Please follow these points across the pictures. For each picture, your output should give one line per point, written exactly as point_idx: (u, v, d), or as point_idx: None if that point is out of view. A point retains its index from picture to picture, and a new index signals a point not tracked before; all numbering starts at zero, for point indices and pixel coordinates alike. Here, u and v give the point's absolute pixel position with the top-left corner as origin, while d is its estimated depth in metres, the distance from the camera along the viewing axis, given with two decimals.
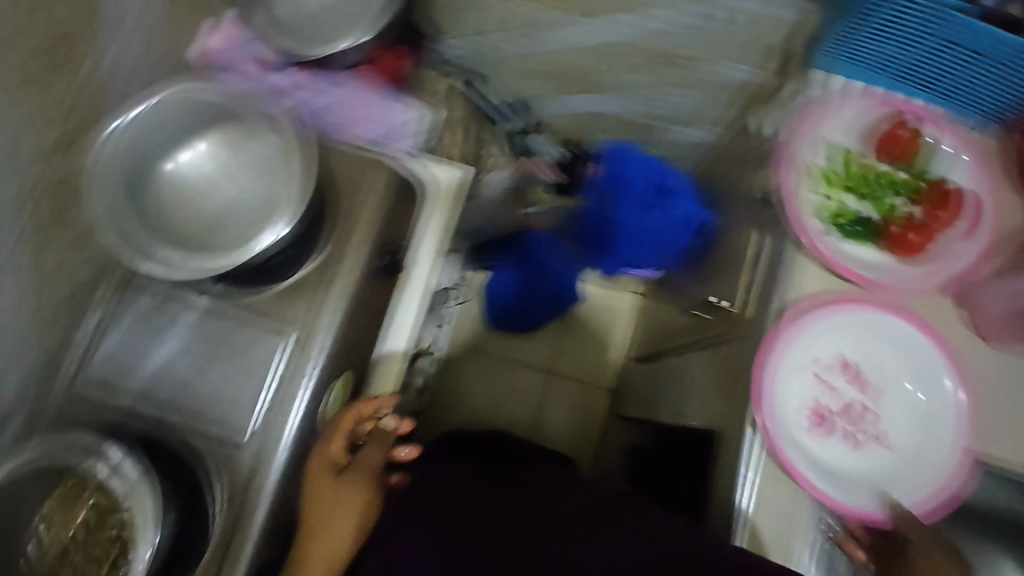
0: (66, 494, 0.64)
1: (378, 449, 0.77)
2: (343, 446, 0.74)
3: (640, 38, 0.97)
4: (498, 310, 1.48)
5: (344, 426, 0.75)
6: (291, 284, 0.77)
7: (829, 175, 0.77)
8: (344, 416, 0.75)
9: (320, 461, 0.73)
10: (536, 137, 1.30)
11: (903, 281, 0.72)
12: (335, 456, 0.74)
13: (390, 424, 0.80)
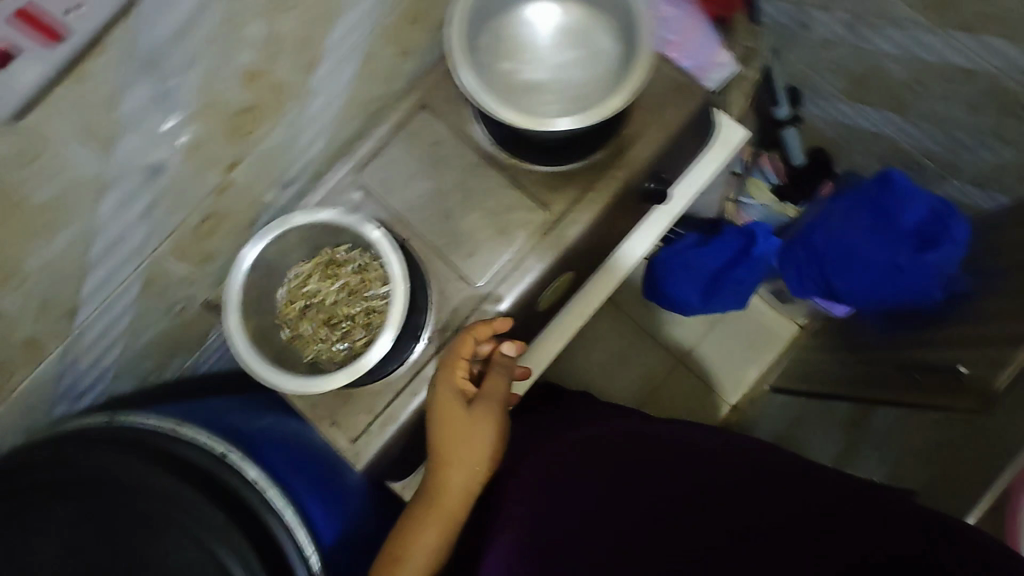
0: (333, 257, 0.69)
1: (498, 378, 0.72)
2: (460, 373, 0.70)
3: (998, 70, 0.87)
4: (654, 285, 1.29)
5: (461, 351, 0.70)
6: (567, 168, 0.75)
7: None
8: (462, 343, 0.70)
9: (447, 394, 0.69)
10: (793, 131, 1.25)
11: None
12: (454, 385, 0.69)
13: (507, 351, 0.74)
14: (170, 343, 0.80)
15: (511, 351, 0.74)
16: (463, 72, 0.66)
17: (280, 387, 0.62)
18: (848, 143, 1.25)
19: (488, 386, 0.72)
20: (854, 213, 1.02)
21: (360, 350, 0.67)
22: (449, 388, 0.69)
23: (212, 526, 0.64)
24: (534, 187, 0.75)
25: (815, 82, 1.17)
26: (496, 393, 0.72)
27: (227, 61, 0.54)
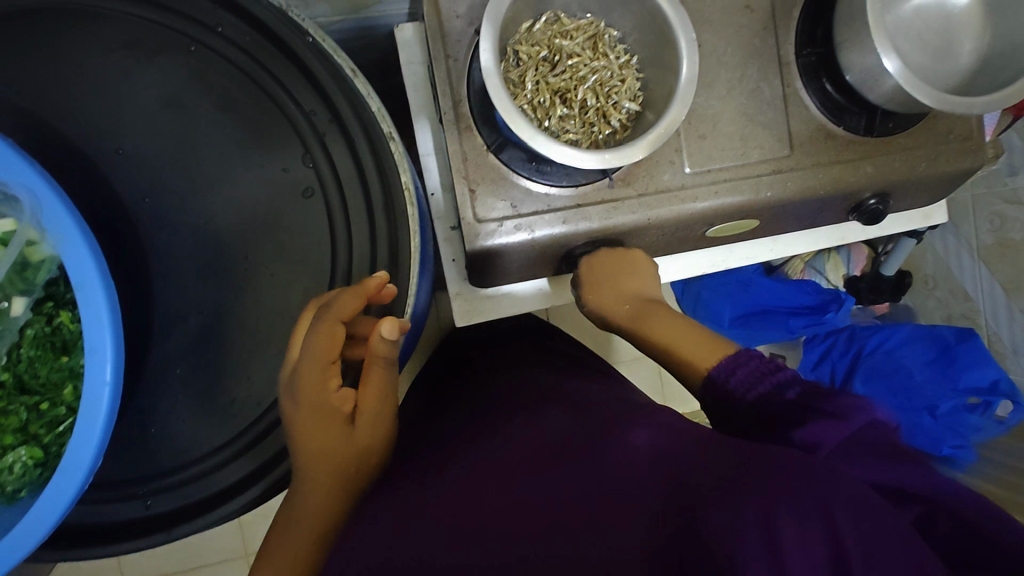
0: (604, 35, 0.59)
1: (382, 376, 0.48)
2: (331, 379, 0.46)
3: None
4: (719, 277, 1.20)
5: (329, 355, 0.44)
6: (832, 130, 0.69)
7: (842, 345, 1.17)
8: (320, 336, 0.43)
9: (313, 414, 0.45)
10: (908, 245, 1.19)
11: None
12: (324, 400, 0.46)
13: (388, 333, 0.46)
14: None
15: (390, 337, 0.46)
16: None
17: (496, 109, 0.52)
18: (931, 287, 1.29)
19: (368, 386, 0.48)
20: (916, 344, 1.09)
21: (568, 142, 0.58)
22: (310, 406, 0.45)
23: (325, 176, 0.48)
24: (796, 125, 0.68)
25: (963, 220, 1.19)
26: (377, 396, 0.49)
27: None
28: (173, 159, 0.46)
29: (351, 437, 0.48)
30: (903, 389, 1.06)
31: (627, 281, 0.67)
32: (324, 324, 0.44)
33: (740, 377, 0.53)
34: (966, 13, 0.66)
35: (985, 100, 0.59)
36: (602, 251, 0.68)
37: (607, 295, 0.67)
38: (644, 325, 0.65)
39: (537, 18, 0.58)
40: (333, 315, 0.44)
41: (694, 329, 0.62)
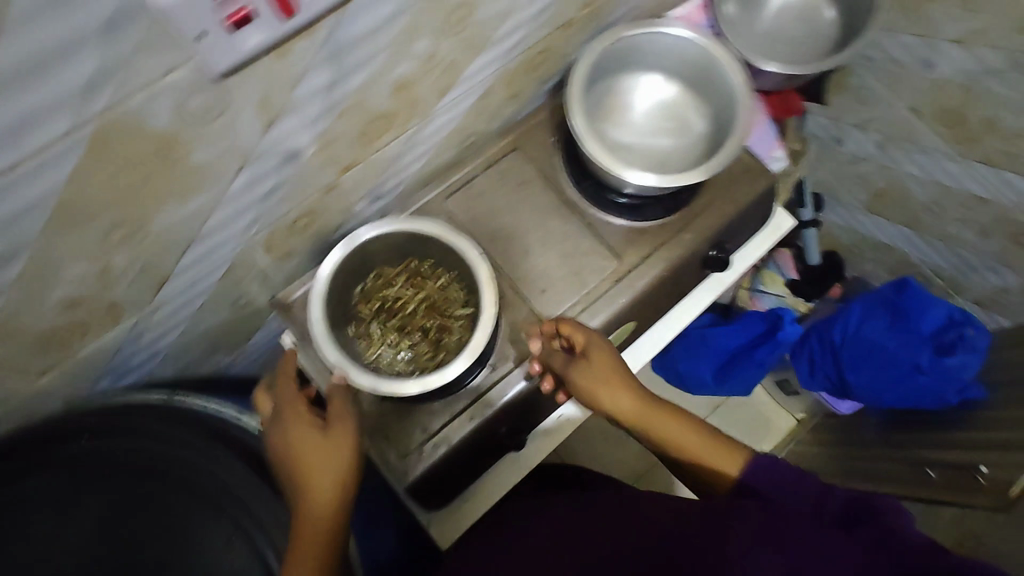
0: (419, 268, 0.72)
1: (342, 391, 0.62)
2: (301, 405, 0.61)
3: (1011, 205, 0.99)
4: (678, 342, 1.27)
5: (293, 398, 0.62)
6: (642, 227, 0.80)
7: (812, 345, 1.19)
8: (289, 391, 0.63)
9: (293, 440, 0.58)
10: (813, 232, 1.30)
11: (889, 398, 1.08)
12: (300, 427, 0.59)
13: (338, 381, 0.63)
14: (220, 333, 0.77)
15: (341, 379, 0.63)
16: (575, 112, 0.71)
17: (353, 381, 0.63)
18: (863, 252, 1.35)
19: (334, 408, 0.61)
20: (871, 315, 1.10)
21: (429, 364, 0.68)
22: (288, 438, 0.59)
23: (242, 503, 0.60)
24: (612, 239, 0.80)
25: (837, 192, 1.29)
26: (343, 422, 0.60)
27: (382, 80, 0.58)
28: (118, 563, 0.57)
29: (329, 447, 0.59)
30: (885, 359, 1.07)
31: (614, 368, 0.68)
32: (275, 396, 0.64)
33: (772, 488, 0.57)
34: (680, 96, 0.81)
35: (721, 159, 0.71)
36: (589, 347, 0.69)
37: (600, 382, 0.68)
38: (649, 425, 0.66)
39: (363, 285, 0.71)
40: (281, 386, 0.64)
41: (698, 436, 0.64)
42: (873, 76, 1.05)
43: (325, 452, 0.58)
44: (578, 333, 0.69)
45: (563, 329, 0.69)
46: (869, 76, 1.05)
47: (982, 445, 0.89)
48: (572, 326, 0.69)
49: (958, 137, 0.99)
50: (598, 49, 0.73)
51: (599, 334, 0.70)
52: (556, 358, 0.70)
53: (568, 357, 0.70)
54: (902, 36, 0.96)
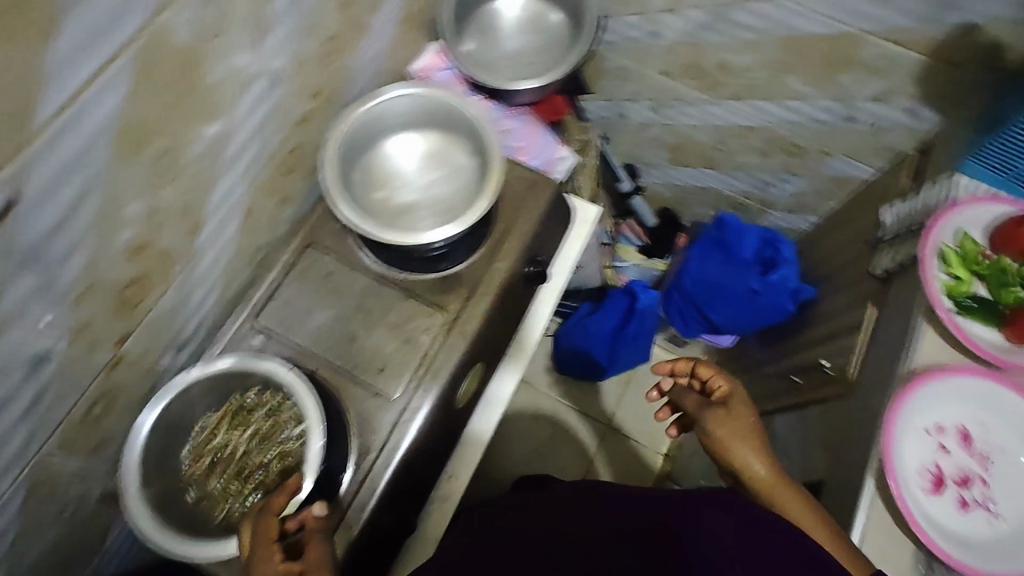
0: (236, 405, 0.67)
1: (315, 544, 0.59)
2: (281, 555, 0.58)
3: (771, 124, 1.10)
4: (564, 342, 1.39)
5: (269, 536, 0.59)
6: (454, 273, 0.81)
7: (672, 300, 1.29)
8: (269, 524, 0.59)
9: None
10: (639, 199, 1.43)
11: (748, 322, 1.18)
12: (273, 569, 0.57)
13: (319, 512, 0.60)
14: (61, 552, 0.70)
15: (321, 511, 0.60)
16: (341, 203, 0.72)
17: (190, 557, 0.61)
18: (688, 203, 1.45)
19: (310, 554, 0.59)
20: (705, 258, 1.19)
21: (280, 498, 0.65)
22: None
23: None
24: (431, 295, 0.80)
25: (642, 158, 1.38)
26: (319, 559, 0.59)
27: (105, 251, 0.56)
28: None
29: None
30: (728, 292, 1.16)
31: (747, 424, 0.70)
32: (249, 539, 0.59)
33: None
34: (438, 142, 0.82)
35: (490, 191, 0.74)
36: (730, 398, 0.72)
37: (728, 423, 0.69)
38: (772, 496, 0.65)
39: (185, 450, 0.67)
40: (260, 518, 0.60)
41: (813, 512, 0.63)
42: (619, 55, 1.13)
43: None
44: (720, 382, 0.73)
45: (701, 372, 0.74)
46: (617, 56, 1.13)
47: (824, 339, 0.98)
48: (712, 369, 0.74)
49: (704, 84, 1.09)
50: (341, 131, 0.75)
51: (742, 390, 0.72)
52: (689, 397, 0.73)
53: (704, 400, 0.73)
54: (625, 17, 1.05)
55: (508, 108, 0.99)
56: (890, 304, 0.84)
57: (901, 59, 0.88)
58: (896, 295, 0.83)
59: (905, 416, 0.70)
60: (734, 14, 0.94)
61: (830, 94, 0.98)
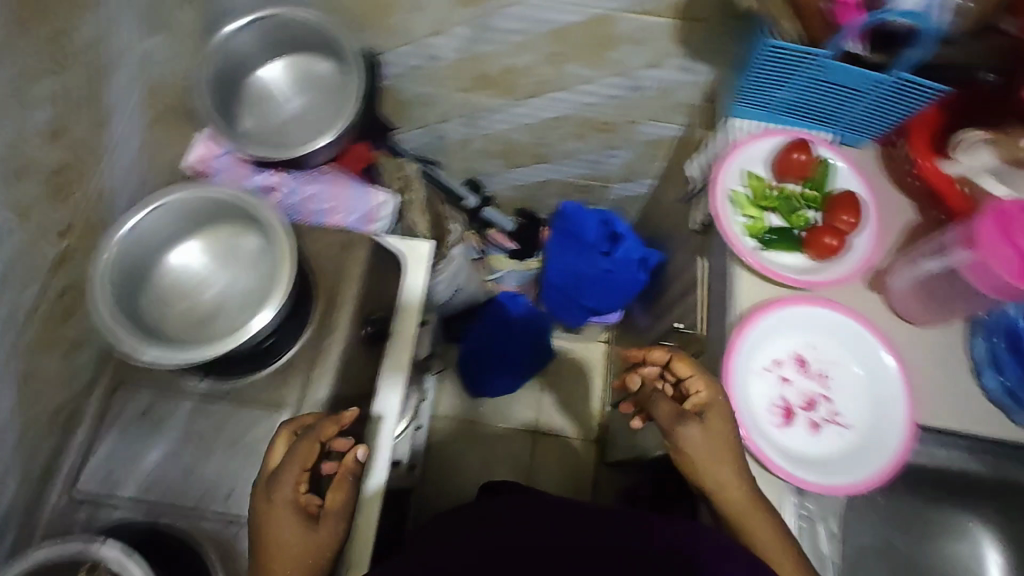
0: None
1: (342, 487, 0.67)
2: (304, 485, 0.66)
3: (575, 110, 1.12)
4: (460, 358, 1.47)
5: (304, 462, 0.65)
6: (285, 362, 0.76)
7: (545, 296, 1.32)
8: (308, 446, 0.66)
9: (284, 503, 0.64)
10: (492, 209, 1.42)
11: (615, 300, 1.22)
12: (294, 497, 0.65)
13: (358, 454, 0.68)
14: None
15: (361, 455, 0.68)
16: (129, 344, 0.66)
17: None
18: (538, 198, 1.46)
19: (331, 495, 0.67)
20: (561, 251, 1.21)
21: None
22: (286, 499, 0.64)
23: None
24: (268, 394, 0.75)
25: (480, 171, 1.38)
26: (338, 504, 0.67)
27: None
28: None
29: (312, 534, 0.65)
30: (588, 277, 1.19)
31: (725, 437, 0.65)
32: (309, 439, 0.66)
33: None
34: (218, 235, 0.77)
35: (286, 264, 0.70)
36: (706, 406, 0.66)
37: (706, 441, 0.64)
38: (744, 519, 0.63)
39: None
40: (309, 434, 0.66)
41: (777, 533, 0.63)
42: (413, 84, 1.12)
43: (304, 546, 0.64)
44: (698, 387, 0.67)
45: (679, 370, 0.67)
46: (410, 85, 1.12)
47: (680, 297, 1.01)
48: (691, 370, 0.67)
49: (501, 90, 1.10)
50: (102, 264, 0.68)
51: (720, 398, 0.67)
52: (665, 402, 0.66)
53: (679, 406, 0.66)
54: (401, 48, 1.04)
55: (305, 172, 0.95)
56: (711, 254, 0.87)
57: (653, 26, 0.90)
58: (712, 244, 0.87)
59: (741, 362, 0.73)
60: (494, 22, 0.94)
61: (612, 71, 1.01)
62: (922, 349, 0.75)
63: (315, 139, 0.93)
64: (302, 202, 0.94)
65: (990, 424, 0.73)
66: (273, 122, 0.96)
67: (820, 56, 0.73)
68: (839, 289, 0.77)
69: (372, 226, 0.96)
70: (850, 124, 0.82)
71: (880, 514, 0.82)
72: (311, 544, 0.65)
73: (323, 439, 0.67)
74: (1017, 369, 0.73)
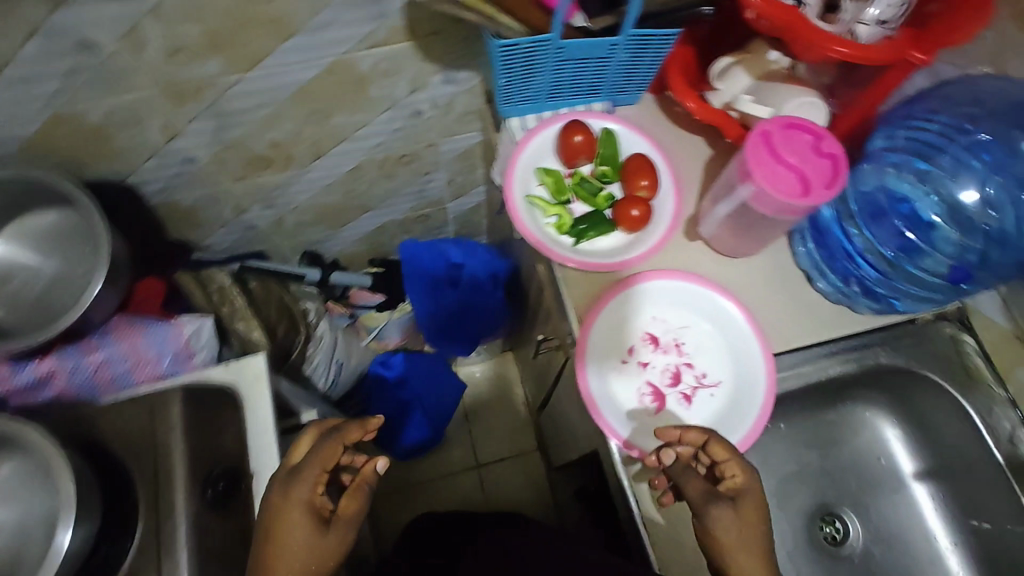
0: None
1: (357, 495, 0.67)
2: (320, 488, 0.66)
3: (369, 154, 1.05)
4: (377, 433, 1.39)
5: (326, 461, 0.66)
6: (128, 570, 0.68)
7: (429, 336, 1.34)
8: (333, 446, 0.67)
9: (300, 505, 0.63)
10: (340, 272, 1.31)
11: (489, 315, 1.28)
12: (310, 499, 0.64)
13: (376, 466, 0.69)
14: None
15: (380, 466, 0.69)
16: None
17: None
18: (385, 242, 1.38)
19: (346, 504, 0.67)
20: (423, 292, 1.24)
21: None
22: (303, 497, 0.64)
23: None
24: None
25: (311, 241, 1.29)
26: (351, 513, 0.66)
27: None
28: None
29: (325, 536, 0.64)
30: (457, 305, 1.26)
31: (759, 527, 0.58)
32: (335, 440, 0.67)
33: None
34: None
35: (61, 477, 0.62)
36: (742, 492, 0.60)
37: (739, 526, 0.57)
38: None
39: None
40: (337, 436, 0.68)
41: None
42: (185, 191, 1.01)
43: (312, 551, 0.63)
44: (734, 471, 0.61)
45: (713, 452, 0.62)
46: (183, 193, 1.01)
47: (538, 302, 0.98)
48: (727, 453, 0.61)
49: (282, 164, 1.01)
50: None
51: (757, 486, 0.60)
52: (696, 480, 0.60)
53: (710, 486, 0.60)
54: (148, 162, 0.92)
55: (84, 340, 0.84)
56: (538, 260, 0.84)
57: (395, 54, 0.84)
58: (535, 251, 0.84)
59: (595, 367, 0.70)
60: (228, 104, 0.85)
61: (381, 108, 0.95)
62: (751, 282, 0.75)
63: (76, 302, 0.82)
64: (93, 374, 0.84)
65: (833, 327, 0.73)
66: (27, 301, 0.84)
67: (548, 40, 0.68)
68: (659, 256, 0.76)
69: (190, 362, 0.87)
70: (614, 89, 0.80)
71: (783, 439, 0.82)
72: (316, 553, 0.63)
73: (345, 443, 0.68)
74: (842, 269, 0.71)
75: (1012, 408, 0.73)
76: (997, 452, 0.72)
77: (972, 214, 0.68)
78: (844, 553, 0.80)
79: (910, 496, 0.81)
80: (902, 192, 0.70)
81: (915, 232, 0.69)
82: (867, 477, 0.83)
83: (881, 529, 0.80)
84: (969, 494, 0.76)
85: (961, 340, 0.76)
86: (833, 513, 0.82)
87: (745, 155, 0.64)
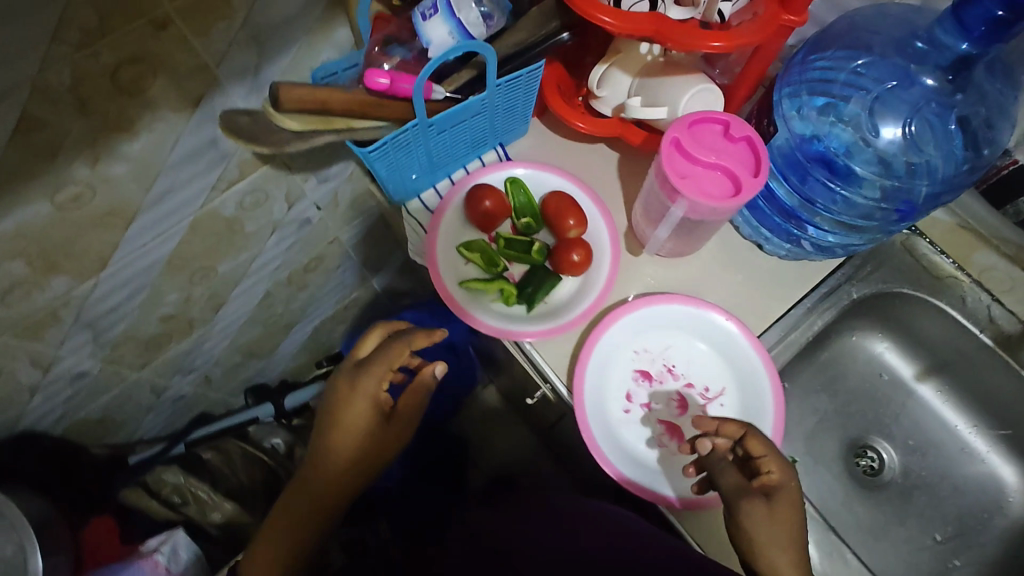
0: None
1: (416, 396, 0.70)
2: (386, 384, 0.66)
3: (271, 278, 0.95)
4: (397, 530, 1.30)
5: (393, 364, 0.65)
6: None
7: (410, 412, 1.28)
8: (399, 348, 0.65)
9: (363, 399, 0.66)
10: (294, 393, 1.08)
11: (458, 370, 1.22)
12: (374, 394, 0.66)
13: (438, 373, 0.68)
14: None
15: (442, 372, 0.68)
16: None
17: None
18: (324, 342, 1.28)
19: (404, 400, 0.70)
20: None
21: None
22: (366, 391, 0.65)
23: None
24: None
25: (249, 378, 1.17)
26: (411, 406, 0.70)
27: None
28: None
29: (382, 426, 0.68)
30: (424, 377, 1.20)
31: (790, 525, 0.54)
32: (402, 344, 0.65)
33: None
34: None
35: None
36: (777, 489, 0.56)
37: (767, 522, 0.53)
38: None
39: None
40: (405, 338, 0.66)
41: None
42: (90, 402, 0.88)
43: (371, 436, 0.67)
44: (771, 467, 0.56)
45: (750, 447, 0.58)
46: (89, 405, 0.88)
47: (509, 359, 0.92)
48: (766, 448, 0.57)
49: (183, 331, 0.89)
50: None
51: (795, 483, 0.56)
52: (731, 473, 0.56)
53: (744, 480, 0.56)
54: (33, 399, 0.79)
55: None
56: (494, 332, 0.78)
57: (256, 183, 0.74)
58: None
59: (605, 429, 0.66)
60: (95, 309, 0.73)
61: (264, 235, 0.85)
62: (710, 276, 0.72)
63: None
64: None
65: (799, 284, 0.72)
66: None
67: (417, 124, 0.61)
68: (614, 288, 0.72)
69: None
70: (498, 133, 0.74)
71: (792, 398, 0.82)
72: (372, 444, 0.68)
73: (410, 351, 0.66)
74: (783, 232, 0.70)
75: (978, 289, 0.74)
76: (983, 335, 0.74)
77: (890, 154, 0.64)
78: (887, 480, 0.80)
79: (919, 399, 0.83)
80: (811, 133, 0.67)
81: (836, 179, 0.66)
82: (878, 396, 0.84)
83: (909, 442, 0.82)
84: (973, 379, 0.78)
85: (914, 243, 0.76)
86: (865, 445, 0.82)
87: (663, 169, 0.60)
